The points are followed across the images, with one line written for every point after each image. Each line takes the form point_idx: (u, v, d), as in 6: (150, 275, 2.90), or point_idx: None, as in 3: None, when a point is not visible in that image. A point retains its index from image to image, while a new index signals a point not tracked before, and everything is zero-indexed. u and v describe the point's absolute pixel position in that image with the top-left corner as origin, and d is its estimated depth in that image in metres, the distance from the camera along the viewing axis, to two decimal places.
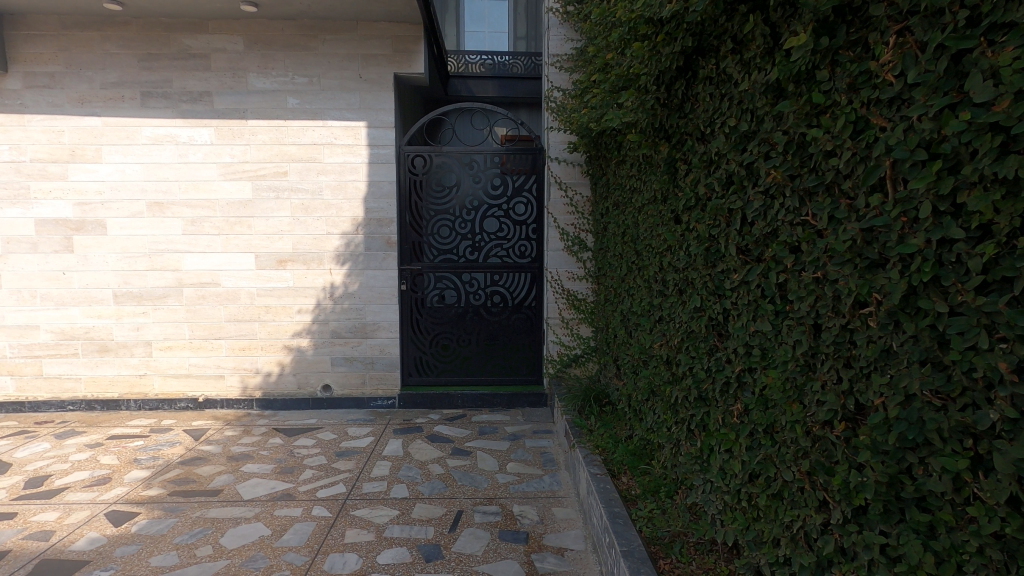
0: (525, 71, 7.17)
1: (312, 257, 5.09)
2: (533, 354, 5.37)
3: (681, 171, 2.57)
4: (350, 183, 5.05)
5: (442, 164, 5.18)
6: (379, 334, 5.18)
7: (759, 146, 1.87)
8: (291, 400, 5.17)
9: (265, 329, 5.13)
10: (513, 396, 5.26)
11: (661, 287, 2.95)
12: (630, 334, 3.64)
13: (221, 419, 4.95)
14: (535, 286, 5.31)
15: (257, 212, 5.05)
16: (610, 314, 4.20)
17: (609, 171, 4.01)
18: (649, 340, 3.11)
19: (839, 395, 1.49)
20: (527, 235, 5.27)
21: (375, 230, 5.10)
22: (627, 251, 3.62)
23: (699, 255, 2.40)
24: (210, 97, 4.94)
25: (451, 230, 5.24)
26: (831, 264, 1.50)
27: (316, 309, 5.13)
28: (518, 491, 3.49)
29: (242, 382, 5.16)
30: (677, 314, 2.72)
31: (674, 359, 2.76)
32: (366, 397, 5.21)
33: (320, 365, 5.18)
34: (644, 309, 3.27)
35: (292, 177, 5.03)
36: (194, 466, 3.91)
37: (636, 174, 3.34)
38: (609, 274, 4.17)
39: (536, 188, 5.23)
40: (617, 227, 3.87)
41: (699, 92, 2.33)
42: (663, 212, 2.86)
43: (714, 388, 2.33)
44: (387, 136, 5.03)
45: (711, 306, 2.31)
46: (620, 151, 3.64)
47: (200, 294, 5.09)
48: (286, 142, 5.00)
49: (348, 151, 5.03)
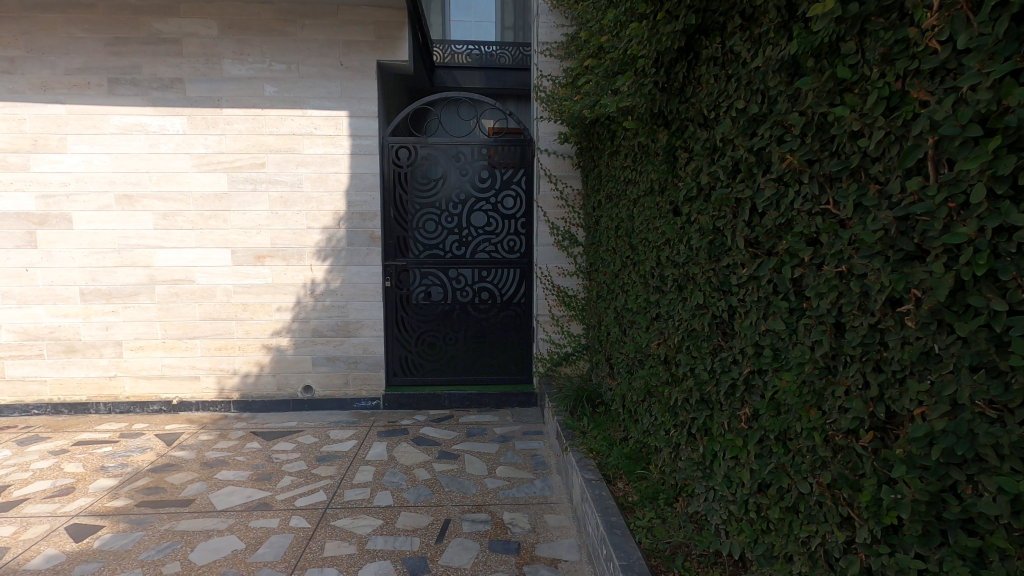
0: (512, 62, 7.09)
1: (292, 253, 4.88)
2: (523, 353, 5.21)
3: (681, 159, 2.42)
4: (331, 175, 4.84)
5: (428, 156, 4.99)
6: (363, 333, 4.99)
7: (771, 130, 1.72)
8: (270, 402, 4.96)
9: (242, 328, 4.91)
10: (502, 396, 5.09)
11: (658, 283, 2.81)
12: (624, 332, 3.49)
13: (196, 422, 4.73)
14: (524, 283, 5.15)
15: (233, 206, 4.81)
16: (602, 311, 4.06)
17: (602, 162, 3.85)
18: (645, 339, 2.96)
19: (867, 402, 1.35)
20: (516, 230, 5.11)
21: (358, 224, 4.90)
22: (621, 246, 3.47)
23: (702, 248, 2.25)
24: (182, 85, 4.70)
25: (437, 225, 5.05)
26: (858, 257, 1.35)
27: (296, 306, 4.92)
28: (508, 497, 3.33)
29: (219, 383, 4.94)
30: (676, 312, 2.57)
31: (673, 359, 2.62)
32: (349, 398, 5.01)
33: (301, 365, 4.97)
34: (640, 307, 3.12)
35: (270, 169, 4.81)
36: (165, 473, 3.70)
37: (630, 165, 3.19)
38: (601, 269, 4.03)
39: (525, 181, 5.06)
40: (610, 220, 3.72)
41: (702, 74, 2.18)
42: (662, 204, 2.71)
43: (718, 391, 2.19)
44: (369, 126, 4.82)
45: (715, 303, 2.17)
46: (614, 141, 3.48)
47: (173, 291, 4.85)
48: (264, 132, 4.78)
49: (329, 142, 4.82)
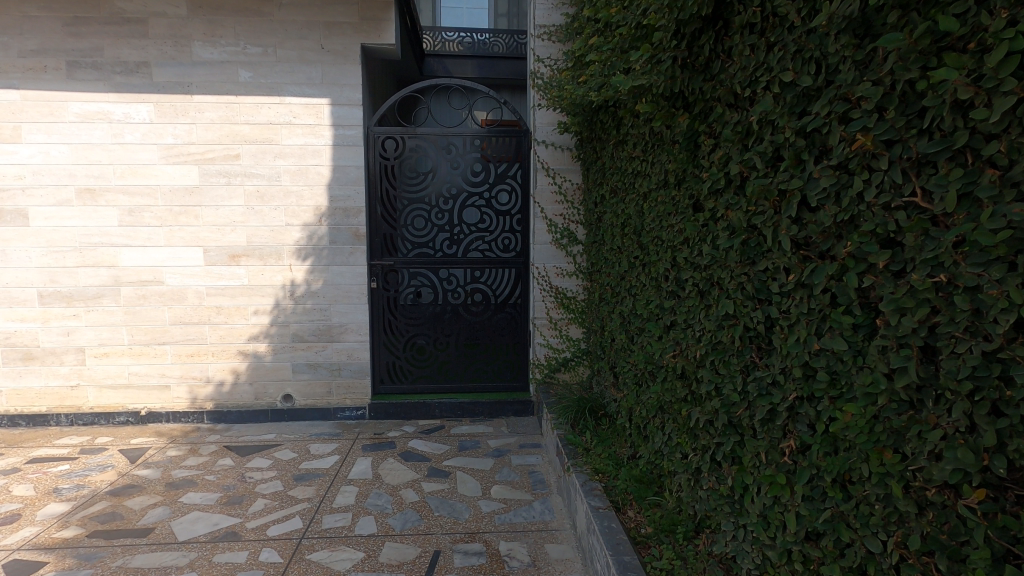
0: (506, 51, 6.74)
1: (270, 251, 4.52)
2: (518, 359, 4.89)
3: (705, 147, 2.11)
4: (312, 168, 4.49)
5: (417, 148, 4.65)
6: (347, 338, 4.64)
7: (831, 105, 1.40)
8: (247, 413, 4.61)
9: (215, 333, 4.55)
10: (496, 405, 4.76)
11: (675, 288, 2.49)
12: (632, 340, 3.18)
13: (165, 435, 4.37)
14: (520, 284, 4.83)
15: (206, 201, 4.45)
16: (604, 315, 3.76)
17: (606, 153, 3.55)
18: (659, 350, 2.65)
19: (978, 452, 1.06)
20: (511, 228, 4.78)
21: (341, 220, 4.54)
22: (629, 245, 3.15)
23: (732, 249, 1.94)
24: (148, 69, 4.32)
25: (427, 222, 4.72)
26: (966, 264, 1.06)
27: (275, 309, 4.57)
28: (505, 523, 3.01)
29: (191, 392, 4.58)
30: (698, 322, 2.25)
31: (693, 375, 2.31)
32: (332, 408, 4.67)
33: (280, 372, 4.62)
34: (652, 313, 2.81)
35: (245, 161, 4.44)
36: (126, 497, 3.34)
37: (641, 156, 2.87)
38: (605, 270, 3.73)
39: (521, 175, 4.74)
40: (615, 217, 3.41)
41: (734, 45, 1.86)
42: (680, 199, 2.39)
43: (752, 417, 1.88)
44: (353, 115, 4.47)
45: (749, 314, 1.86)
46: (622, 129, 3.17)
47: (141, 293, 4.48)
48: (238, 121, 4.41)
49: (309, 132, 4.46)
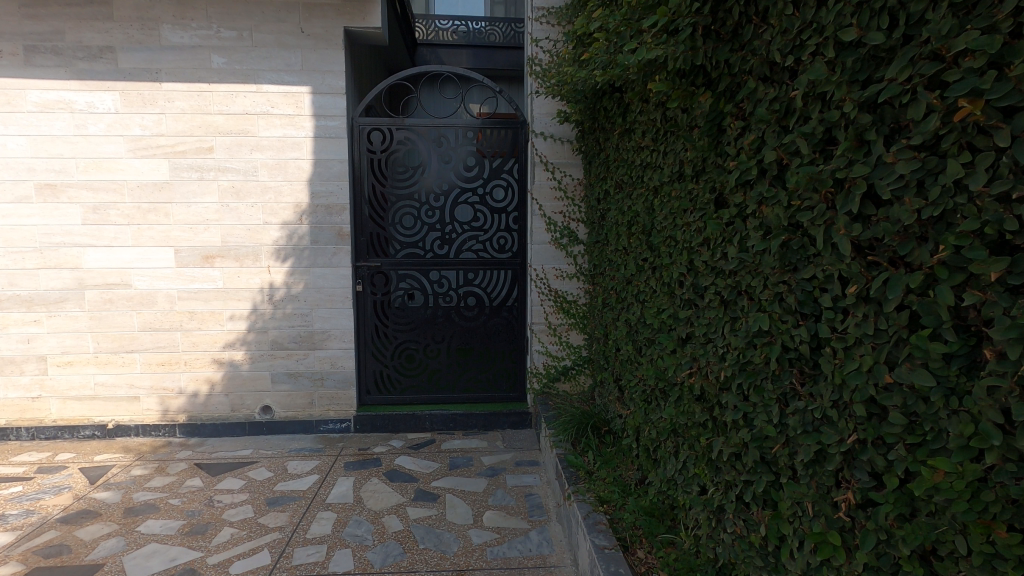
0: (504, 40, 6.40)
1: (246, 252, 4.19)
2: (515, 367, 4.56)
3: (733, 132, 1.78)
4: (292, 161, 4.15)
5: (406, 140, 4.32)
6: (330, 345, 4.31)
7: (915, 67, 1.09)
8: (222, 425, 4.28)
9: (188, 339, 4.22)
10: (491, 416, 4.43)
11: (692, 296, 2.17)
12: (640, 351, 2.86)
13: (133, 451, 4.03)
14: (517, 287, 4.50)
15: (177, 197, 4.11)
16: (608, 322, 3.44)
17: (610, 144, 3.22)
18: (673, 366, 2.33)
19: None
20: (508, 226, 4.45)
21: (323, 218, 4.21)
22: (636, 245, 2.82)
23: (768, 253, 1.61)
24: (113, 54, 3.98)
25: (417, 220, 4.39)
26: None
27: (252, 314, 4.24)
28: (498, 558, 2.69)
29: (162, 404, 4.25)
30: (721, 336, 1.93)
31: (716, 399, 1.98)
32: (314, 421, 4.34)
33: (258, 382, 4.29)
34: (664, 323, 2.49)
35: (219, 154, 4.10)
36: (78, 525, 3.01)
37: (652, 145, 2.54)
38: (608, 272, 3.42)
39: (517, 169, 4.41)
40: (620, 214, 3.08)
41: (772, 3, 1.53)
42: (699, 193, 2.07)
43: (791, 456, 1.56)
44: (336, 104, 4.13)
45: (788, 332, 1.53)
46: (630, 116, 2.84)
47: (107, 297, 4.14)
48: (211, 111, 4.07)
49: (288, 123, 4.13)
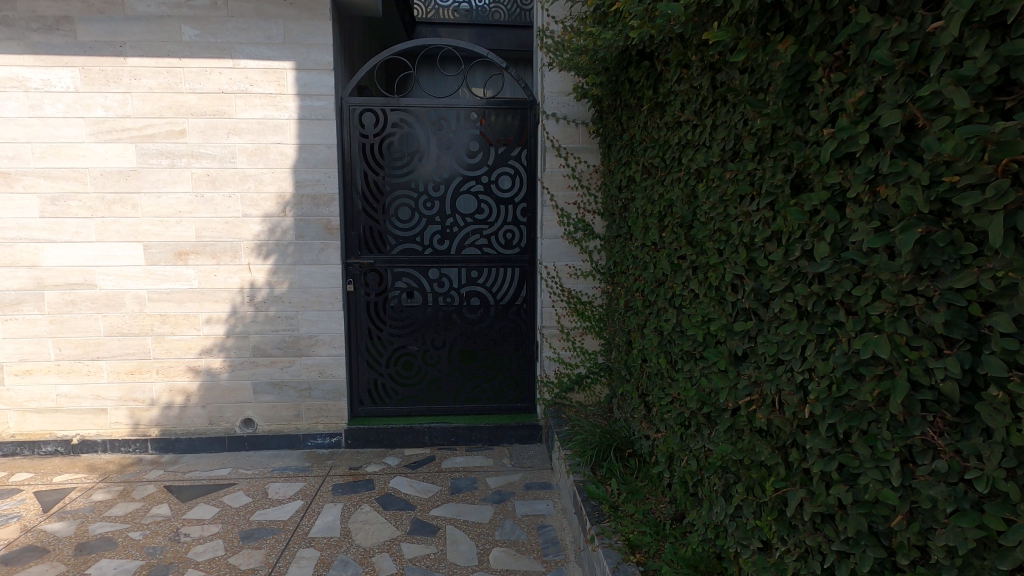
0: (508, 19, 5.89)
1: (224, 248, 3.75)
2: (523, 375, 4.12)
3: (826, 88, 1.34)
4: (274, 146, 3.71)
5: (402, 123, 3.88)
6: (318, 351, 3.88)
7: None
8: (199, 441, 3.85)
9: (160, 345, 3.79)
10: (497, 430, 3.99)
11: (757, 304, 1.72)
12: (676, 368, 2.43)
13: (98, 470, 3.61)
14: (525, 286, 4.05)
15: (145, 187, 3.68)
16: (632, 329, 3.00)
17: (636, 122, 2.78)
18: (728, 392, 1.89)
19: None
20: (515, 219, 4.00)
21: (309, 210, 3.77)
22: (671, 241, 2.38)
23: (888, 252, 1.17)
24: (71, 25, 3.53)
25: (415, 212, 3.95)
26: None
27: (231, 317, 3.81)
28: None
29: (132, 417, 3.83)
30: (800, 358, 1.49)
31: (792, 439, 1.54)
32: (301, 435, 3.91)
33: (239, 393, 3.86)
34: (713, 337, 2.05)
35: (192, 138, 3.66)
36: (19, 566, 2.59)
37: (697, 120, 2.10)
38: (631, 271, 2.98)
39: (525, 155, 3.96)
40: (650, 202, 2.64)
41: None
42: (766, 174, 1.63)
43: (924, 534, 1.13)
44: (323, 81, 3.68)
45: (923, 364, 1.10)
46: (664, 86, 2.39)
47: (69, 299, 3.71)
48: (182, 90, 3.63)
49: (269, 103, 3.68)
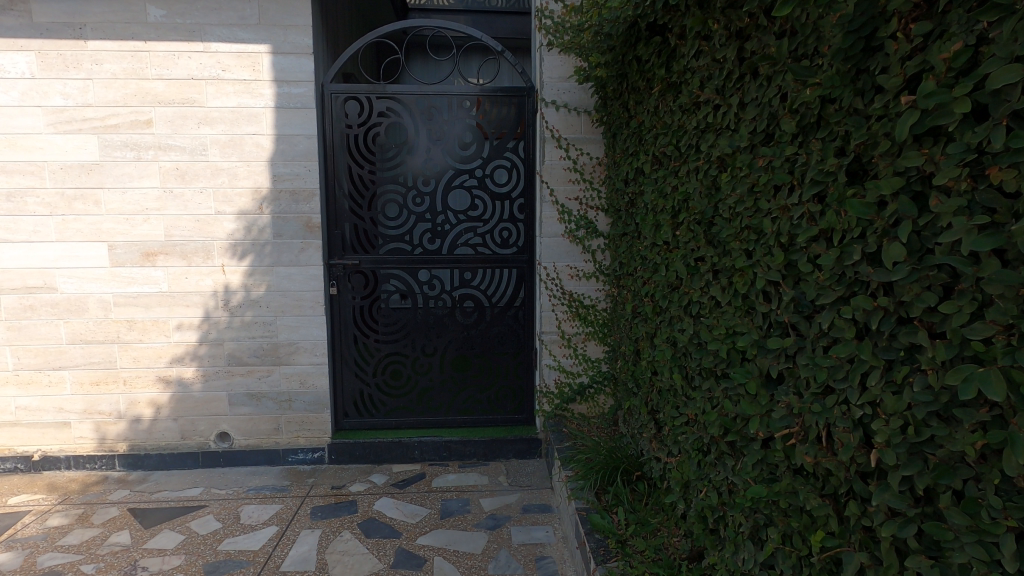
0: (506, 5, 5.58)
1: (195, 248, 3.46)
2: (521, 384, 3.82)
3: (904, 45, 1.04)
4: (249, 137, 3.41)
5: (389, 112, 3.58)
6: (299, 359, 3.59)
7: None
8: (170, 456, 3.57)
9: (127, 354, 3.50)
10: (492, 444, 3.69)
11: (799, 318, 1.43)
12: (693, 386, 2.13)
13: (58, 489, 3.33)
14: (523, 288, 3.75)
15: (109, 181, 3.38)
16: (640, 337, 2.71)
17: (646, 106, 2.48)
18: (759, 420, 1.59)
19: None
20: (512, 215, 3.70)
21: (288, 207, 3.48)
22: (687, 239, 2.09)
23: (1002, 257, 0.88)
24: (25, 5, 3.23)
25: (403, 208, 3.65)
26: None
27: (204, 323, 3.52)
28: None
29: (98, 431, 3.54)
30: (859, 387, 1.20)
31: (847, 487, 1.25)
32: (280, 450, 3.62)
33: (213, 405, 3.57)
34: (739, 353, 1.75)
35: (159, 128, 3.37)
36: None
37: (720, 99, 1.80)
38: (639, 273, 2.69)
39: (523, 146, 3.66)
40: (661, 196, 2.34)
41: None
42: (814, 159, 1.33)
43: None
44: (302, 66, 3.38)
45: None
46: (678, 63, 2.09)
47: (27, 304, 3.42)
48: (148, 75, 3.33)
49: (243, 90, 3.38)
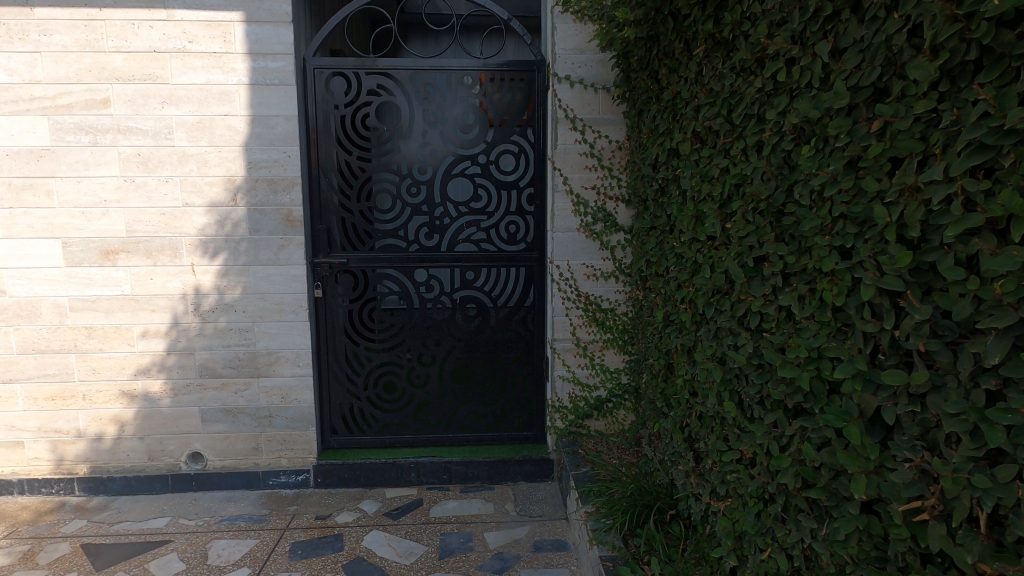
0: None
1: (160, 245, 3.05)
2: (531, 397, 3.41)
3: None
4: (220, 119, 3.00)
5: (380, 90, 3.15)
6: (279, 371, 3.18)
7: None
8: (136, 480, 3.17)
9: (86, 365, 3.10)
10: (498, 466, 3.28)
11: (937, 345, 1.01)
12: (751, 418, 1.71)
13: (7, 520, 2.93)
14: (533, 289, 3.33)
15: (62, 169, 2.97)
16: (674, 350, 2.29)
17: (685, 72, 2.06)
18: (865, 481, 1.17)
19: None
20: (520, 207, 3.28)
21: (265, 198, 3.06)
22: (744, 233, 1.66)
23: None
24: None
25: (397, 199, 3.23)
26: None
27: (172, 330, 3.11)
28: None
29: (54, 452, 3.14)
30: None
31: None
32: (260, 473, 3.22)
33: (183, 422, 3.17)
34: (826, 385, 1.33)
35: (118, 109, 2.95)
36: None
37: (797, 49, 1.37)
38: (673, 274, 2.26)
39: (532, 128, 3.23)
40: (707, 180, 1.92)
41: None
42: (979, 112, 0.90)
43: None
44: (280, 36, 2.96)
45: None
46: (734, 11, 1.66)
47: None
48: (104, 47, 2.91)
49: (212, 64, 2.96)
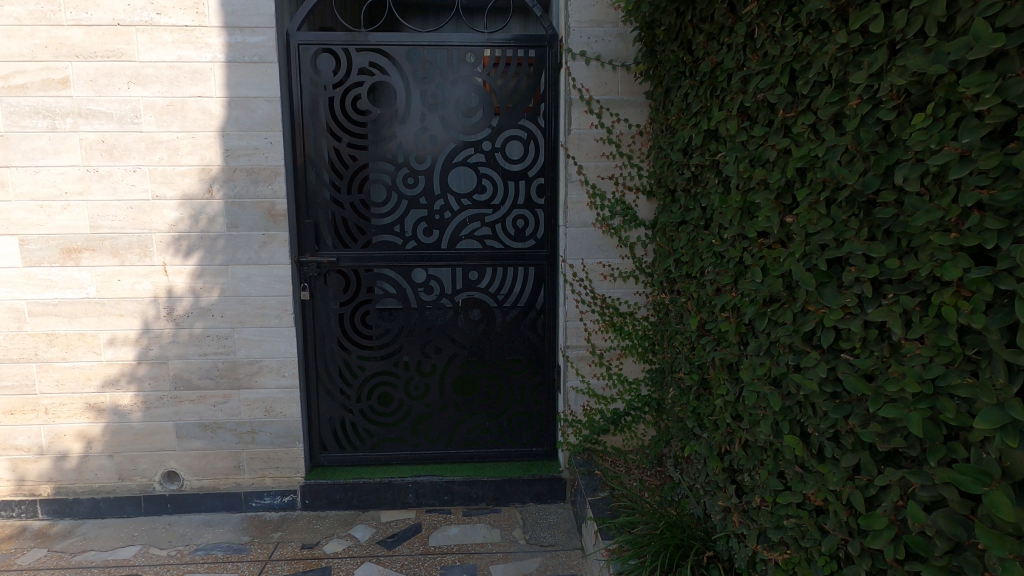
0: None
1: (128, 243, 2.73)
2: (540, 409, 3.09)
3: None
4: (193, 100, 2.67)
5: (373, 69, 2.83)
6: (262, 381, 2.87)
7: None
8: (105, 502, 2.87)
9: (47, 376, 2.79)
10: (505, 486, 2.96)
11: None
12: (819, 456, 1.39)
13: None
14: (543, 291, 3.01)
15: (18, 158, 2.66)
16: (711, 364, 1.96)
17: (732, 35, 1.72)
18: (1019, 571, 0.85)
19: None
20: (528, 200, 2.95)
21: (245, 189, 2.74)
22: (815, 229, 1.33)
23: None
24: None
25: (392, 191, 2.91)
26: None
27: (142, 337, 2.80)
28: None
29: (14, 471, 2.84)
30: None
31: None
32: (242, 494, 2.92)
33: (156, 438, 2.86)
34: (945, 431, 1.01)
35: (78, 89, 2.63)
36: None
37: None
38: (710, 275, 1.93)
39: (542, 112, 2.90)
40: (760, 166, 1.59)
41: None
42: None
43: None
44: (259, 7, 2.63)
45: None
46: None
47: None
48: (61, 20, 2.59)
49: (183, 39, 2.64)
